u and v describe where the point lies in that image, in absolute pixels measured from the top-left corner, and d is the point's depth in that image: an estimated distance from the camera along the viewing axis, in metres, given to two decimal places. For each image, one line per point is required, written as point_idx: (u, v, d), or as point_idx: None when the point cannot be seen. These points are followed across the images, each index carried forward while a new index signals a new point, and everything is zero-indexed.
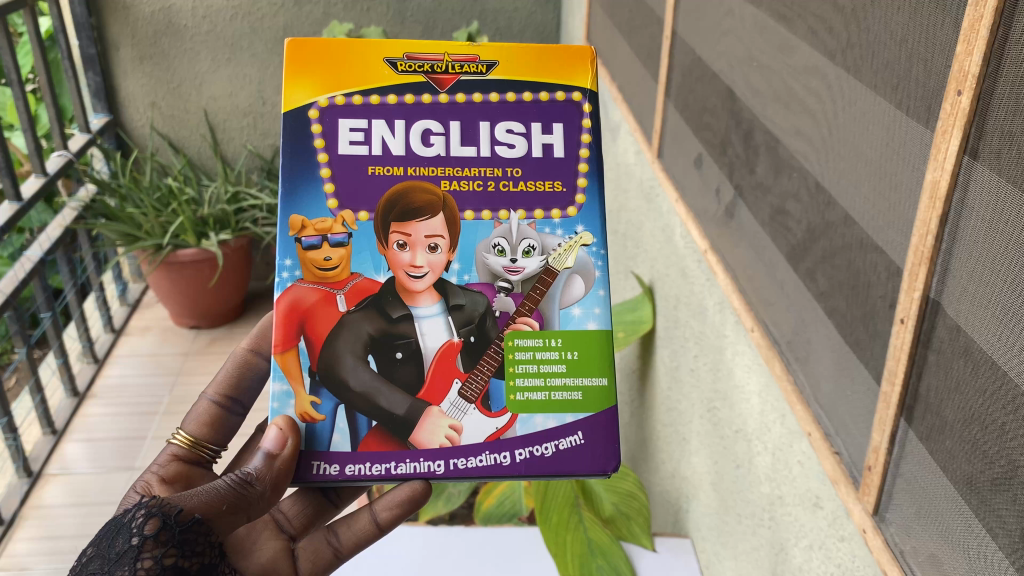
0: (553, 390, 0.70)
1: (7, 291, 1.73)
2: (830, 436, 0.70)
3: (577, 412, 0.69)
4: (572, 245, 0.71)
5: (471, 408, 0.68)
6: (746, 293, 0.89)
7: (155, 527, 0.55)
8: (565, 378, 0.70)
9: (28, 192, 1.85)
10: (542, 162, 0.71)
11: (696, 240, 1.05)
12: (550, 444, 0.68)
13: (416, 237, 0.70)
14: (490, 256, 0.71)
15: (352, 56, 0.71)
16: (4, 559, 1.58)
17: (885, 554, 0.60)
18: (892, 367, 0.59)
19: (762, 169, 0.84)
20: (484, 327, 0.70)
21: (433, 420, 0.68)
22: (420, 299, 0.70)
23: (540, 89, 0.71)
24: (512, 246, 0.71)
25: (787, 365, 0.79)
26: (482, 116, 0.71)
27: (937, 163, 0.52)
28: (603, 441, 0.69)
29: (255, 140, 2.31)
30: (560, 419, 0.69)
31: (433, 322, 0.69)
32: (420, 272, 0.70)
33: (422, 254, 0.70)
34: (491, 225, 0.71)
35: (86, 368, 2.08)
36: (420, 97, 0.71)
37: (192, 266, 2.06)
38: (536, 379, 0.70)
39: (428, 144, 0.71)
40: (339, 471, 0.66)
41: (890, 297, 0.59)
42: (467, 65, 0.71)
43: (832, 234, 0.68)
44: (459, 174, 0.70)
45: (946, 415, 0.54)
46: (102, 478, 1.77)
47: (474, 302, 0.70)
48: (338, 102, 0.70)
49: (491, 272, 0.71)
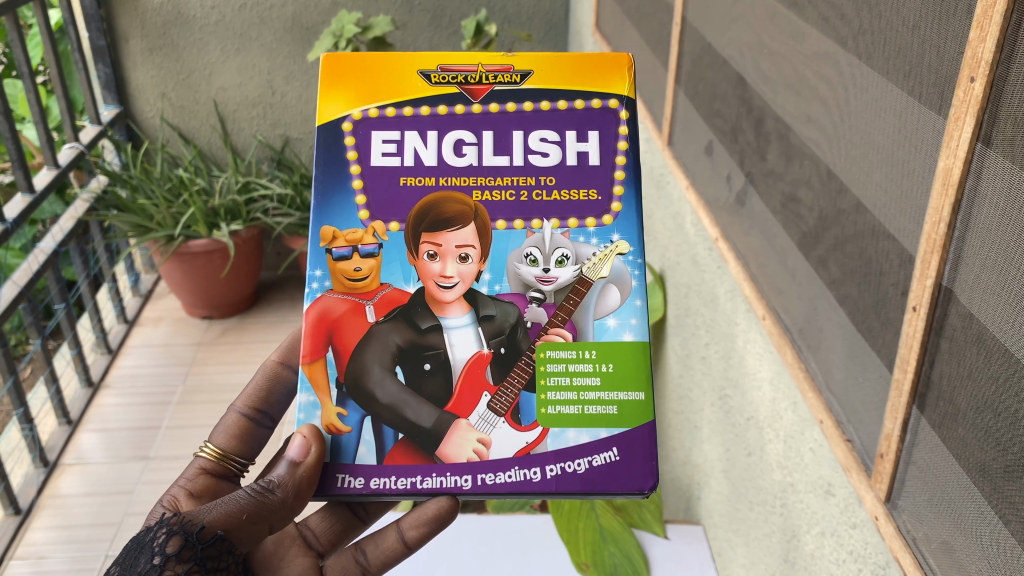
0: (586, 404, 0.67)
1: (22, 283, 1.75)
2: (842, 423, 0.70)
3: (611, 427, 0.66)
4: (607, 254, 0.69)
5: (500, 421, 0.66)
6: (757, 280, 0.89)
7: (177, 545, 0.57)
8: (600, 392, 0.67)
9: (40, 184, 1.86)
10: (576, 170, 0.70)
11: (706, 228, 1.05)
12: (583, 461, 0.64)
13: (448, 247, 0.69)
14: (521, 265, 0.69)
15: (386, 69, 0.71)
16: (22, 548, 1.60)
17: (898, 541, 0.61)
18: (904, 354, 0.59)
19: (774, 156, 0.83)
20: (515, 337, 0.68)
21: (461, 433, 0.65)
22: (450, 310, 0.68)
23: (575, 97, 0.71)
24: (545, 255, 0.69)
25: (798, 352, 0.79)
26: (514, 126, 0.70)
27: (949, 150, 0.52)
28: (641, 458, 0.65)
29: (265, 130, 2.31)
30: (593, 434, 0.65)
31: (462, 333, 0.67)
32: (450, 282, 0.68)
33: (454, 264, 0.69)
34: (523, 235, 0.69)
35: (99, 359, 2.10)
36: (453, 107, 0.71)
37: (203, 256, 2.07)
38: (569, 392, 0.67)
39: (460, 153, 0.70)
40: (363, 484, 0.64)
41: (903, 284, 0.59)
42: (501, 77, 0.71)
43: (844, 222, 0.68)
44: (492, 184, 0.69)
45: (959, 403, 0.54)
46: (117, 468, 1.79)
47: (505, 313, 0.68)
48: (372, 115, 0.71)
49: (523, 282, 0.69)
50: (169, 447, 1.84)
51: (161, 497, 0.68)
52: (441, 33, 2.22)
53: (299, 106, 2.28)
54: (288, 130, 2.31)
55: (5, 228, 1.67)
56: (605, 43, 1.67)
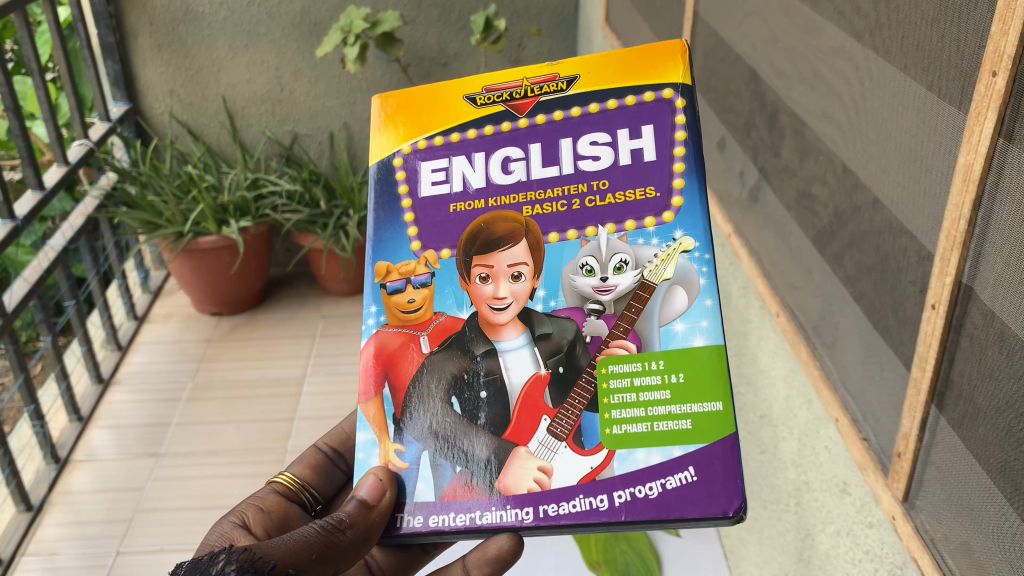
0: (655, 421, 0.61)
1: (32, 280, 1.75)
2: (858, 422, 0.70)
3: (685, 444, 0.60)
4: (670, 254, 0.63)
5: (561, 446, 0.62)
6: (772, 278, 0.88)
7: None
8: (672, 406, 0.61)
9: (50, 181, 1.87)
10: (630, 169, 0.65)
11: (720, 224, 1.04)
12: (655, 483, 0.59)
13: (500, 268, 0.66)
14: (577, 275, 0.65)
15: (432, 100, 0.69)
16: (33, 545, 1.61)
17: (915, 541, 0.60)
18: (923, 353, 0.58)
19: (788, 152, 0.82)
20: (574, 355, 0.63)
21: (521, 461, 0.62)
22: (504, 332, 0.65)
23: (626, 94, 0.66)
24: (603, 263, 0.64)
25: (813, 350, 0.78)
26: (564, 134, 0.66)
27: (970, 145, 0.51)
28: (721, 477, 0.58)
29: (274, 126, 2.30)
30: (666, 453, 0.60)
31: (518, 355, 0.64)
32: (502, 303, 0.66)
33: (506, 285, 0.66)
34: (579, 244, 0.65)
35: (110, 356, 2.10)
36: (500, 125, 0.67)
37: (213, 252, 2.08)
38: (635, 409, 0.61)
39: (508, 170, 0.66)
40: (422, 523, 0.61)
41: (921, 282, 0.59)
42: (547, 86, 0.67)
43: (860, 218, 0.67)
44: (541, 197, 0.66)
45: (979, 403, 0.53)
46: (127, 465, 1.79)
47: (562, 329, 0.64)
48: (420, 146, 0.69)
49: (580, 295, 0.64)
50: (179, 443, 1.84)
51: (231, 511, 0.68)
52: (449, 28, 2.20)
53: (307, 102, 2.27)
54: (297, 126, 2.31)
55: (15, 225, 1.68)
56: (616, 38, 1.66)
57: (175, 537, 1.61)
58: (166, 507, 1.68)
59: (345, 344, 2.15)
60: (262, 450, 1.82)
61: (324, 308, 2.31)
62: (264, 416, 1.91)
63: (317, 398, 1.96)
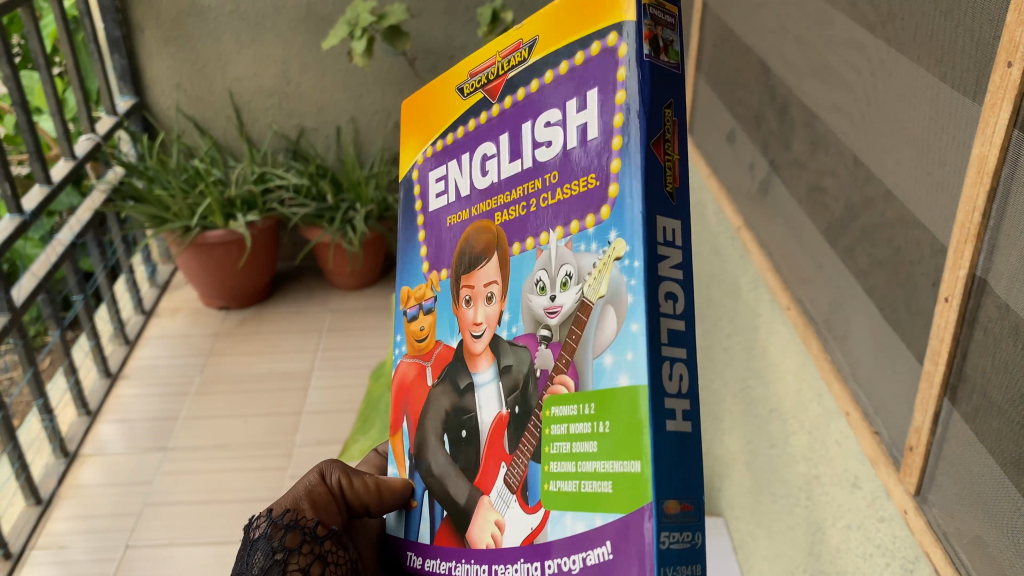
0: (585, 479, 0.44)
1: (40, 274, 1.75)
2: (869, 415, 0.69)
3: (605, 513, 0.43)
4: (605, 264, 0.44)
5: (513, 499, 0.49)
6: (781, 271, 0.88)
7: (294, 540, 0.57)
8: (596, 462, 0.43)
9: (58, 175, 1.87)
10: (577, 156, 0.46)
11: (729, 218, 1.04)
12: (579, 557, 0.44)
13: (478, 287, 0.54)
14: (533, 295, 0.49)
15: (438, 95, 0.59)
16: (44, 538, 1.62)
17: (927, 535, 0.60)
18: (935, 346, 0.58)
19: (799, 144, 0.82)
20: (527, 393, 0.49)
21: (484, 513, 0.51)
22: (479, 363, 0.53)
23: (575, 51, 0.46)
24: (552, 277, 0.48)
25: (824, 344, 0.78)
26: (521, 119, 0.50)
27: (985, 137, 0.51)
28: (633, 561, 0.41)
29: (281, 120, 2.30)
30: (588, 522, 0.44)
31: (487, 392, 0.52)
32: (479, 330, 0.54)
33: (482, 307, 0.53)
34: (533, 256, 0.49)
35: (118, 350, 2.11)
36: (479, 118, 0.54)
37: (220, 246, 2.09)
38: (568, 463, 0.45)
39: (485, 170, 0.53)
40: (420, 564, 0.57)
41: (934, 275, 0.58)
42: (513, 57, 0.51)
43: (871, 210, 0.67)
44: (508, 200, 0.51)
45: (994, 398, 0.53)
46: (136, 459, 1.80)
47: (519, 360, 0.50)
48: (430, 152, 0.60)
49: (534, 316, 0.49)
50: (187, 438, 1.85)
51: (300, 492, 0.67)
52: (456, 21, 2.18)
53: (313, 96, 2.27)
54: (304, 120, 2.30)
55: (24, 220, 1.68)
56: None
57: (183, 532, 1.62)
58: (174, 500, 1.68)
59: (352, 339, 2.15)
60: (270, 444, 1.82)
61: (331, 302, 2.31)
62: (271, 411, 1.91)
63: (325, 392, 1.97)
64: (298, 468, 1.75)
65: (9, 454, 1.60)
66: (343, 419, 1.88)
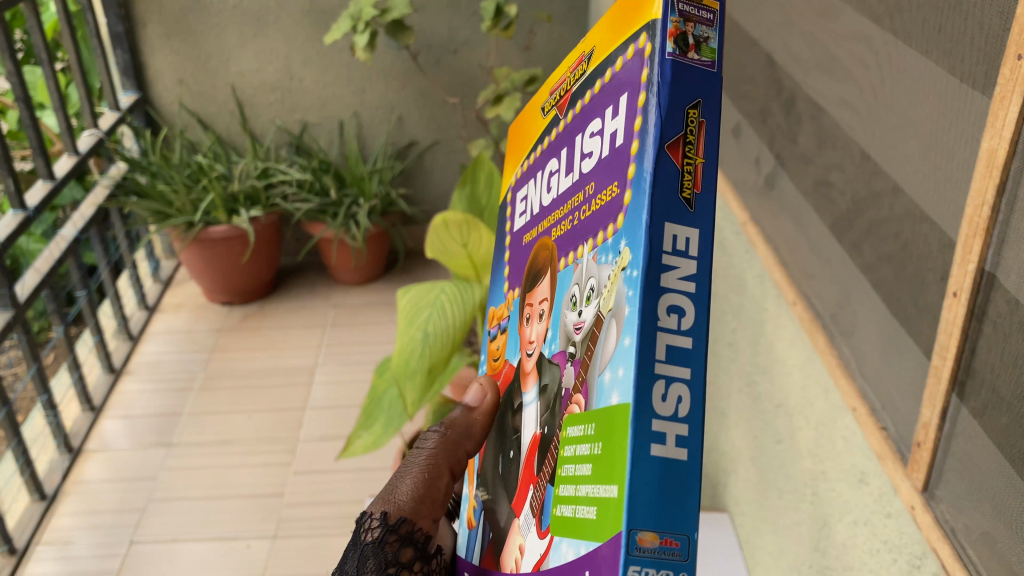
0: (579, 505, 0.35)
1: (44, 270, 1.75)
2: (876, 411, 0.69)
3: (587, 543, 0.33)
4: (614, 277, 0.35)
5: (532, 526, 0.41)
6: (787, 265, 0.87)
7: (410, 555, 0.49)
8: (586, 486, 0.34)
9: (61, 171, 1.87)
10: (610, 162, 0.38)
11: (735, 212, 1.03)
12: None
13: (536, 304, 0.48)
14: (568, 312, 0.41)
15: (531, 114, 0.53)
16: (49, 533, 1.62)
17: (935, 531, 0.60)
18: (943, 341, 0.58)
19: (805, 138, 0.81)
20: (553, 413, 0.42)
21: (513, 541, 0.44)
22: (528, 383, 0.47)
23: (619, 54, 0.39)
24: (581, 290, 0.40)
25: (830, 339, 0.77)
26: (578, 130, 0.43)
27: (994, 130, 0.50)
28: None
29: (283, 115, 2.29)
30: (572, 553, 0.34)
31: (530, 415, 0.46)
32: (531, 350, 0.47)
33: (536, 325, 0.47)
34: (572, 273, 0.42)
35: (121, 345, 2.11)
36: (552, 133, 0.48)
37: (223, 242, 2.09)
38: (569, 488, 0.36)
39: (551, 185, 0.47)
40: None
41: (942, 270, 0.58)
42: (578, 71, 0.46)
43: (878, 205, 0.66)
44: (561, 216, 0.45)
45: (1003, 393, 0.52)
46: (140, 455, 1.79)
47: (553, 379, 0.42)
48: (522, 174, 0.54)
49: (567, 333, 0.41)
50: (190, 433, 1.85)
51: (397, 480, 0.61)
52: (459, 15, 2.18)
53: (316, 91, 2.26)
54: (307, 115, 2.30)
55: (27, 216, 1.68)
56: None
57: (188, 527, 1.62)
58: (179, 496, 1.68)
59: (356, 334, 2.15)
60: (274, 440, 1.82)
61: (335, 297, 2.31)
62: (275, 406, 1.91)
63: (329, 387, 1.97)
64: (302, 463, 1.75)
65: (14, 450, 1.60)
66: (347, 414, 1.88)
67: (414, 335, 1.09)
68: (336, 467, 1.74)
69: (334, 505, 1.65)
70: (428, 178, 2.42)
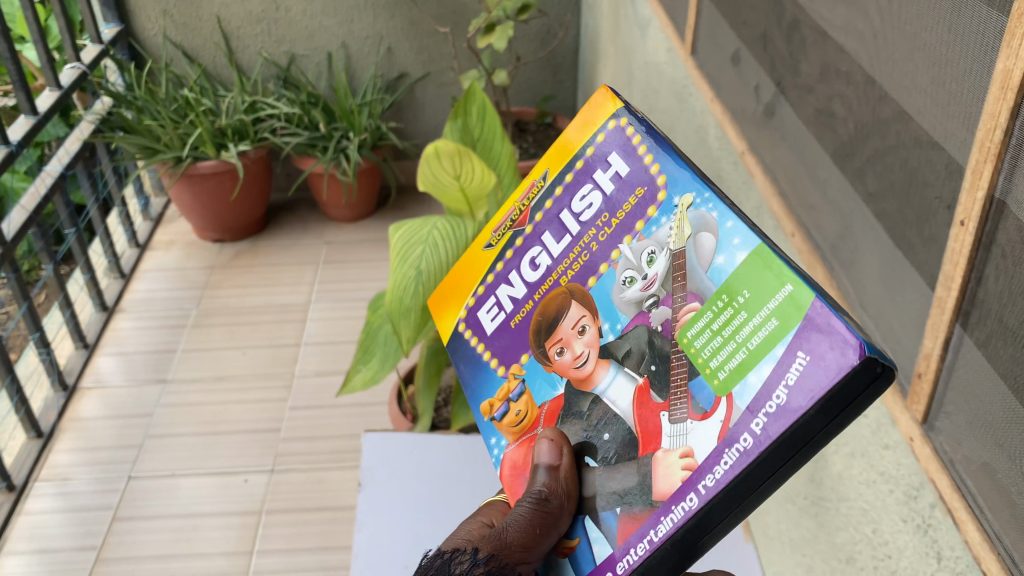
0: (742, 344, 0.40)
1: (31, 207, 1.73)
2: (876, 342, 0.69)
3: (782, 337, 0.39)
4: (680, 221, 0.46)
5: (687, 424, 0.43)
6: (786, 196, 0.86)
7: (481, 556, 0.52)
8: (763, 325, 0.39)
9: (43, 106, 1.83)
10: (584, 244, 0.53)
11: (732, 141, 0.99)
12: (784, 381, 0.38)
13: (566, 333, 0.51)
14: (623, 289, 0.49)
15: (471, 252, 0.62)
16: (47, 470, 1.62)
17: (935, 463, 0.60)
18: (949, 271, 0.56)
19: (807, 65, 0.79)
20: (651, 357, 0.45)
21: (665, 464, 0.44)
22: (597, 376, 0.49)
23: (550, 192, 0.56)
24: (636, 268, 0.48)
25: (830, 270, 0.77)
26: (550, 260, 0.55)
27: (1010, 50, 0.48)
28: (828, 349, 0.37)
29: (270, 47, 2.24)
30: (770, 360, 0.39)
31: (616, 387, 0.48)
32: (580, 360, 0.50)
33: (579, 342, 0.51)
34: (613, 272, 0.50)
35: (113, 284, 2.10)
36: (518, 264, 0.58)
37: (213, 177, 2.07)
38: (724, 339, 0.41)
39: (532, 268, 0.55)
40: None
41: (949, 199, 0.56)
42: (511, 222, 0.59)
43: (884, 131, 0.64)
44: (564, 274, 0.53)
45: (1009, 323, 0.51)
46: (135, 391, 1.80)
47: (637, 340, 0.47)
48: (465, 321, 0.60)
49: (631, 303, 0.48)
50: (186, 369, 1.84)
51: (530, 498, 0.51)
52: None
53: (303, 21, 2.20)
54: (294, 46, 2.24)
55: (11, 150, 1.64)
56: None
57: (185, 463, 1.62)
58: (175, 432, 1.69)
59: (349, 270, 2.14)
60: (269, 375, 1.82)
61: (327, 234, 2.29)
62: (269, 342, 1.91)
63: (323, 323, 1.96)
64: (298, 398, 1.76)
65: (8, 388, 1.59)
66: (342, 351, 1.87)
67: (408, 274, 1.06)
68: (333, 403, 1.74)
69: (332, 439, 1.66)
70: (419, 112, 2.38)
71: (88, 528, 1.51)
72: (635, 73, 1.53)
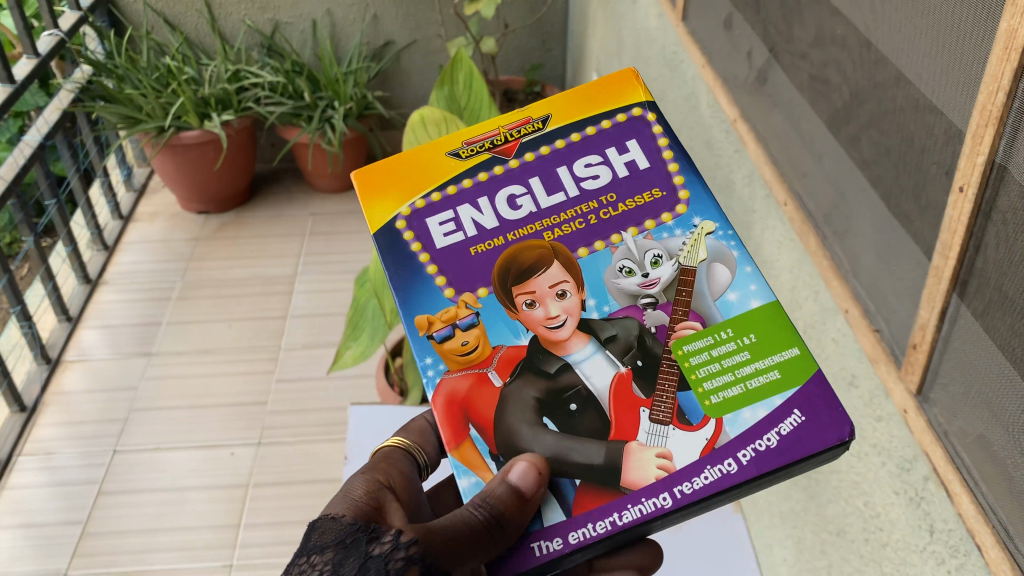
0: (743, 379, 0.53)
1: (9, 177, 1.69)
2: (869, 313, 0.68)
3: (781, 390, 0.52)
4: (697, 239, 0.56)
5: (668, 429, 0.52)
6: (778, 164, 0.84)
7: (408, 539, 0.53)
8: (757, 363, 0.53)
9: (20, 74, 1.79)
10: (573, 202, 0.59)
11: (724, 108, 0.97)
12: (772, 432, 0.51)
13: (541, 290, 0.56)
14: (617, 276, 0.56)
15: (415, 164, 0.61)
16: (31, 444, 1.61)
17: (929, 435, 0.59)
18: (947, 240, 0.55)
19: (801, 29, 0.77)
20: (645, 347, 0.54)
21: (637, 455, 0.51)
22: (570, 343, 0.55)
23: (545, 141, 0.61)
24: (638, 262, 0.56)
25: (823, 240, 0.75)
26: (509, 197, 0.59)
27: (1014, 8, 0.46)
28: (825, 409, 0.51)
29: (253, 15, 2.19)
30: (767, 405, 0.51)
31: (594, 362, 0.54)
32: (557, 321, 0.56)
33: (555, 303, 0.56)
34: (608, 253, 0.57)
35: (96, 256, 2.06)
36: (490, 172, 0.60)
37: (196, 147, 2.03)
38: (724, 374, 0.53)
39: (515, 206, 0.58)
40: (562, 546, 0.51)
41: (948, 165, 0.55)
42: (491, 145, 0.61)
43: (880, 97, 0.62)
44: (557, 221, 0.58)
45: (1008, 292, 0.50)
46: (120, 364, 1.77)
47: (625, 329, 0.55)
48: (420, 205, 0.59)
49: (627, 293, 0.56)
50: (172, 342, 1.82)
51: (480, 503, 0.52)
52: None
53: None
54: (277, 13, 2.19)
55: None
56: None
57: (170, 436, 1.61)
58: (160, 405, 1.67)
59: (336, 241, 2.11)
60: (256, 348, 1.80)
61: (313, 205, 2.26)
62: (255, 314, 1.89)
63: (310, 295, 1.94)
64: (285, 371, 1.74)
65: None
66: (329, 323, 1.86)
67: None
68: (321, 376, 1.72)
69: (320, 412, 1.64)
70: (405, 80, 2.35)
71: (73, 502, 1.49)
72: (625, 39, 1.50)
